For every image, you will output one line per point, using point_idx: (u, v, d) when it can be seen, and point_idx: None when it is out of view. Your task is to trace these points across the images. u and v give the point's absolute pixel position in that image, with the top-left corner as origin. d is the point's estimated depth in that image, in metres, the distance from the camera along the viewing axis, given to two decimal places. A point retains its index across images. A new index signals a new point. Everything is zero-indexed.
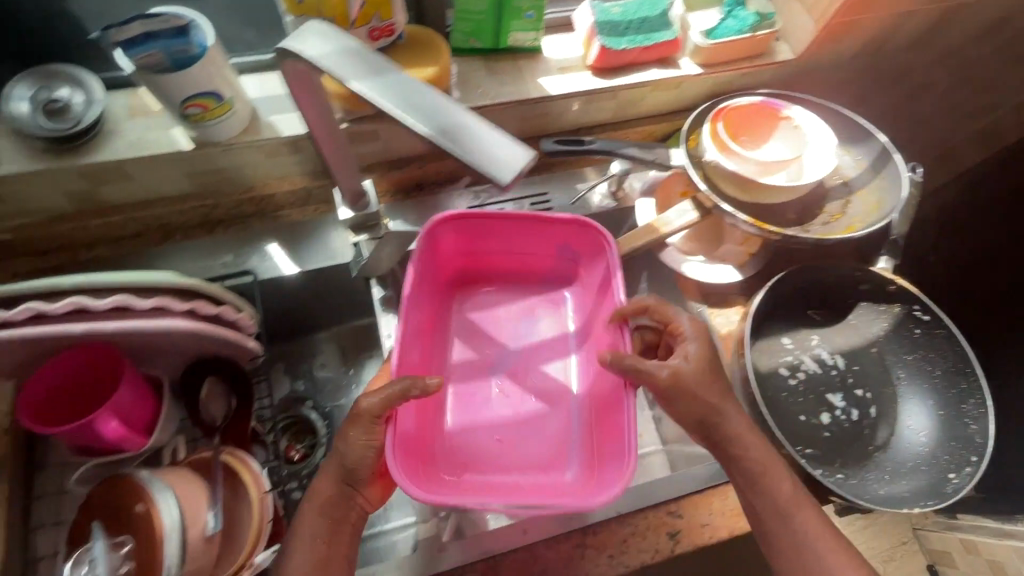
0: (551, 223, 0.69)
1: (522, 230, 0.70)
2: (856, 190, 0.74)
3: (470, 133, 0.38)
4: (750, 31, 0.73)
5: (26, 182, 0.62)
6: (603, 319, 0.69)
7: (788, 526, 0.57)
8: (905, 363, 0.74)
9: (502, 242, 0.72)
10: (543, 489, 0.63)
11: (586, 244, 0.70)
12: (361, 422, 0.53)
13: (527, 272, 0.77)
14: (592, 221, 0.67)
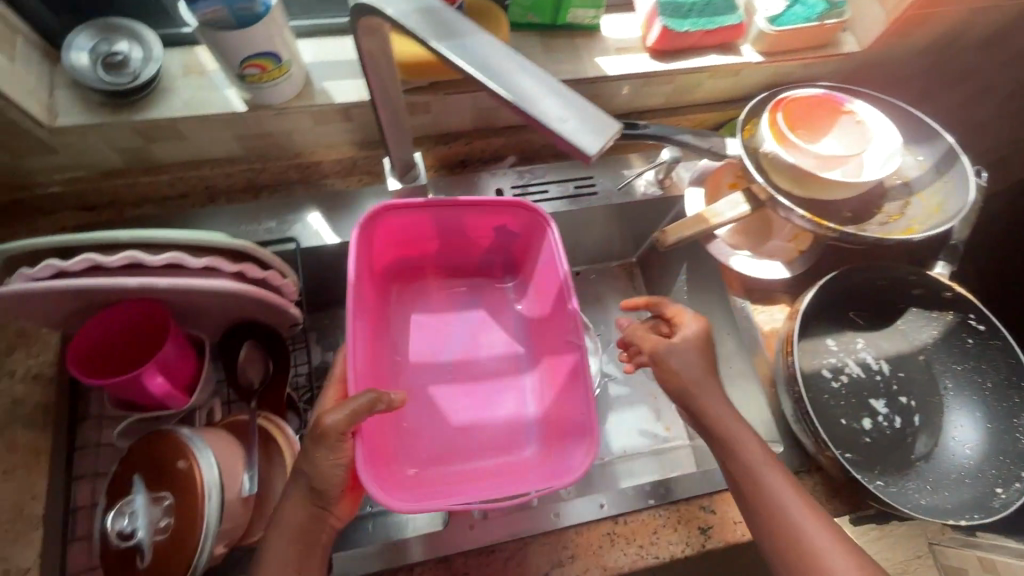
0: (489, 212, 0.67)
1: (461, 221, 0.69)
2: (917, 191, 0.72)
3: (551, 100, 0.37)
4: (818, 19, 0.71)
5: (81, 133, 0.63)
6: (549, 310, 0.71)
7: (787, 523, 0.52)
8: (953, 373, 0.71)
9: (444, 232, 0.71)
10: (505, 467, 0.66)
11: (528, 232, 0.70)
12: (328, 440, 0.50)
13: (467, 260, 0.76)
14: (535, 207, 0.66)
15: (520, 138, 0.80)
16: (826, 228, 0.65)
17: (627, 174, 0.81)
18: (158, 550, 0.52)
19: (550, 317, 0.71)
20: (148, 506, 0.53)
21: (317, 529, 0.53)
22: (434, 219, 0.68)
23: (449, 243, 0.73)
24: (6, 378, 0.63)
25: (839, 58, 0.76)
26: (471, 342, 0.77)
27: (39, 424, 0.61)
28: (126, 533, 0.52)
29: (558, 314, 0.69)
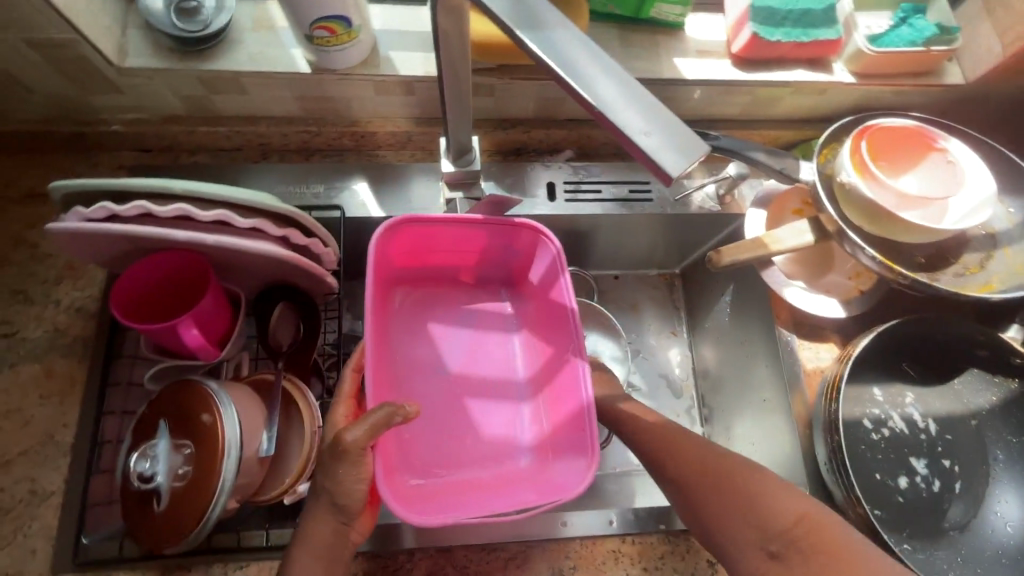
0: (499, 227, 0.66)
1: (469, 233, 0.67)
2: (1003, 245, 0.66)
3: (637, 111, 0.35)
4: (926, 44, 0.66)
5: (147, 77, 0.63)
6: (552, 329, 0.68)
7: (762, 508, 0.50)
8: (1006, 445, 0.66)
9: (449, 243, 0.68)
10: (500, 480, 0.66)
11: (532, 250, 0.68)
12: (349, 456, 0.50)
13: (466, 270, 0.74)
14: (544, 228, 0.64)
15: (580, 132, 0.77)
16: (896, 272, 0.61)
17: (686, 184, 0.77)
18: (175, 496, 0.52)
19: (548, 335, 0.70)
20: (170, 453, 0.54)
21: (340, 547, 0.51)
22: (442, 230, 0.65)
23: (451, 253, 0.70)
24: (52, 307, 0.66)
25: (939, 89, 0.71)
26: (467, 353, 0.74)
27: (75, 354, 0.65)
28: (146, 475, 0.53)
29: (558, 337, 0.67)
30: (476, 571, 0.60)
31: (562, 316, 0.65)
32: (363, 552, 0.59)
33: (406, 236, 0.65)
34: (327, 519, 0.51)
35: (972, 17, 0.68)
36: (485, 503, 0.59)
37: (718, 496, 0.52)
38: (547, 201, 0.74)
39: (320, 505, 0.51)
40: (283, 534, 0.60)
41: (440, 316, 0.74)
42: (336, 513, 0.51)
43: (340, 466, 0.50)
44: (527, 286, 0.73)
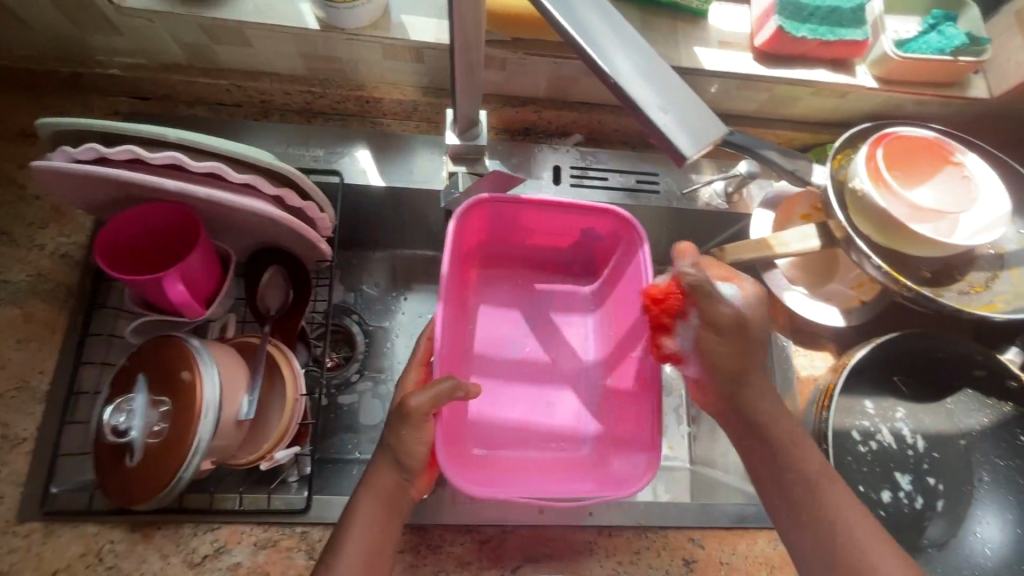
0: (580, 211, 0.65)
1: (551, 215, 0.66)
2: (1010, 266, 0.65)
3: (656, 85, 0.33)
4: (953, 53, 0.64)
5: (148, 19, 0.61)
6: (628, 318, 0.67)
7: (812, 505, 0.50)
8: (993, 467, 0.66)
9: (531, 224, 0.68)
10: (565, 463, 0.65)
11: (614, 236, 0.67)
12: (412, 420, 0.51)
13: (547, 252, 0.73)
14: (626, 212, 0.63)
15: (592, 117, 0.75)
16: (901, 284, 0.59)
17: (695, 179, 0.75)
18: (149, 452, 0.51)
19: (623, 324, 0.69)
20: (146, 408, 0.52)
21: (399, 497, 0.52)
22: (525, 211, 0.65)
23: (533, 234, 0.70)
24: (35, 251, 0.64)
25: (962, 102, 0.69)
26: (544, 333, 0.75)
27: (56, 301, 0.63)
28: (120, 429, 0.52)
29: (631, 327, 0.66)
30: (449, 551, 0.59)
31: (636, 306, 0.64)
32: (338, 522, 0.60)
33: (489, 214, 0.65)
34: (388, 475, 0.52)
35: (1003, 30, 0.66)
36: (547, 484, 0.58)
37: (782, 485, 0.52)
38: (552, 184, 0.72)
39: (383, 455, 0.53)
40: (257, 500, 0.60)
41: (519, 294, 0.75)
42: (398, 469, 0.52)
43: (402, 432, 0.52)
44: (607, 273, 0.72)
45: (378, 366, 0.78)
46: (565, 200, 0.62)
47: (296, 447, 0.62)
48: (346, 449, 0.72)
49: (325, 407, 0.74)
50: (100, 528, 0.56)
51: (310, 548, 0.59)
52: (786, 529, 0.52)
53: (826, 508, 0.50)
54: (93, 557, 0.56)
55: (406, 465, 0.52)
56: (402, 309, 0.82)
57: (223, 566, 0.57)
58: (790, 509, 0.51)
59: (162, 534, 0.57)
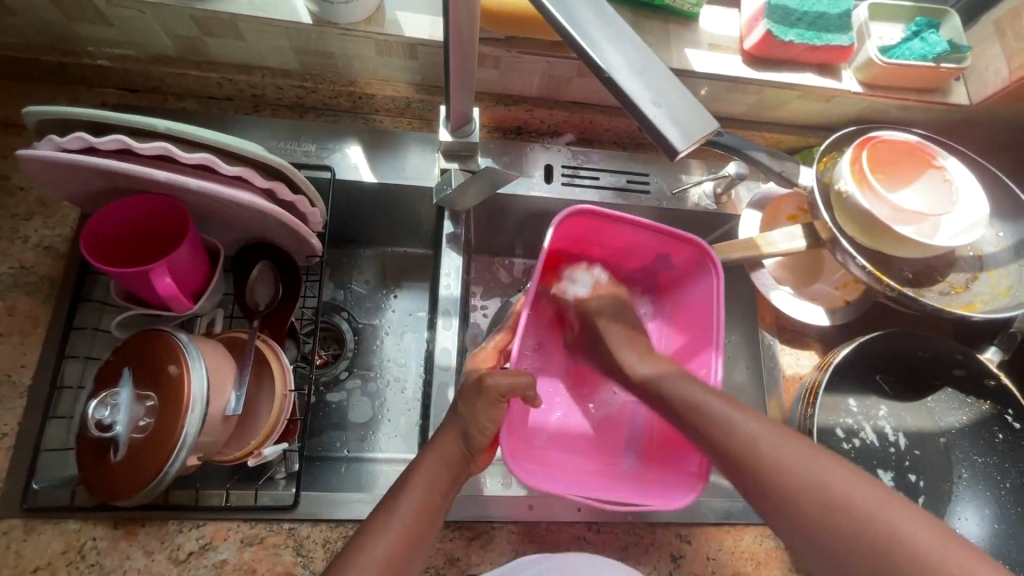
0: (663, 236, 0.66)
1: (635, 235, 0.67)
2: (988, 268, 0.67)
3: (646, 79, 0.34)
4: (935, 60, 0.66)
5: (139, 10, 0.60)
6: (690, 349, 0.67)
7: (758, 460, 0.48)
8: (972, 464, 0.67)
9: (612, 239, 0.69)
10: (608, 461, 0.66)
11: (689, 269, 0.67)
12: (489, 397, 0.54)
13: (615, 268, 0.74)
14: (707, 247, 0.63)
15: (583, 117, 0.75)
16: (883, 284, 0.61)
17: (685, 180, 0.76)
18: (133, 446, 0.50)
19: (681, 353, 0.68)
20: (132, 403, 0.51)
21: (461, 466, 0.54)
22: (609, 227, 0.66)
23: (607, 249, 0.70)
24: (18, 243, 0.63)
25: (943, 108, 0.71)
26: None
27: (39, 294, 0.62)
28: (105, 424, 0.51)
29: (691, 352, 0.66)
30: (438, 548, 0.59)
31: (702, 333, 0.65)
32: (326, 518, 0.59)
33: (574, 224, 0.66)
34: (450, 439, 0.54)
35: (984, 38, 0.68)
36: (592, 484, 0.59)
37: (743, 456, 0.49)
38: (544, 183, 0.73)
39: (451, 426, 0.55)
40: (243, 496, 0.60)
41: None
42: (464, 440, 0.54)
43: (477, 406, 0.54)
44: (670, 299, 0.72)
45: (367, 363, 0.78)
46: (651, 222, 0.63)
47: (284, 443, 0.61)
48: (334, 447, 0.72)
49: (312, 405, 0.73)
50: (82, 525, 0.56)
51: (297, 545, 0.58)
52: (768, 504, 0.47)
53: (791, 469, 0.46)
54: (75, 554, 0.55)
55: (473, 439, 0.54)
56: (392, 307, 0.82)
57: (209, 564, 0.56)
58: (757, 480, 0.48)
59: (146, 531, 0.56)
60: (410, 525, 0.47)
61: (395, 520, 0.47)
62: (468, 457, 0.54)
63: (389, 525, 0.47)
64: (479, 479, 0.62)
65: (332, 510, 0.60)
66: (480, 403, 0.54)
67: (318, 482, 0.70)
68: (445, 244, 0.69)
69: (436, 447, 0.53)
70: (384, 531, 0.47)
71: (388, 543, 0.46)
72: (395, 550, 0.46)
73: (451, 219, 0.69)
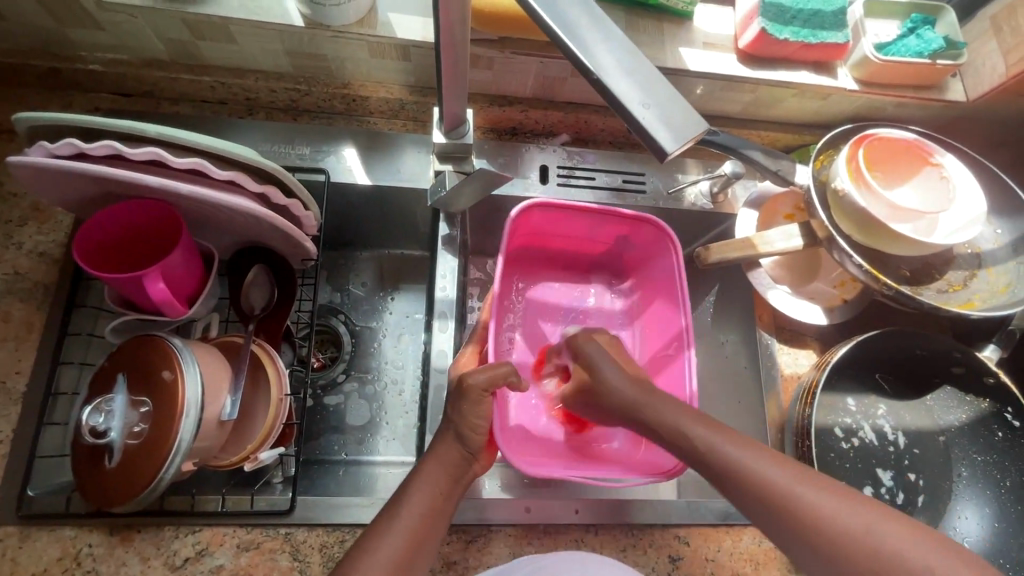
0: (618, 219, 0.68)
1: (591, 222, 0.69)
2: (987, 266, 0.66)
3: (635, 80, 0.33)
4: (931, 56, 0.65)
5: (131, 15, 0.60)
6: (662, 323, 0.70)
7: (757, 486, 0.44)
8: (971, 463, 0.67)
9: (571, 230, 0.71)
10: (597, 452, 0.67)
11: (649, 247, 0.70)
12: (470, 395, 0.54)
13: (580, 256, 0.76)
14: (663, 224, 0.66)
15: (578, 117, 0.75)
16: (881, 283, 0.60)
17: (681, 179, 0.76)
18: (128, 453, 0.49)
19: (655, 329, 0.71)
20: (126, 409, 0.51)
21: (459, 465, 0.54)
22: (567, 217, 0.68)
23: (569, 240, 0.73)
24: (12, 249, 0.63)
25: (940, 104, 0.71)
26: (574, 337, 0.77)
27: (34, 300, 0.62)
28: (99, 430, 0.50)
29: (665, 330, 0.69)
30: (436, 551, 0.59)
31: (673, 316, 0.67)
32: (323, 523, 0.59)
33: (540, 216, 0.68)
34: (441, 442, 0.53)
35: (980, 34, 0.68)
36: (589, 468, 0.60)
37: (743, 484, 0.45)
38: (539, 184, 0.73)
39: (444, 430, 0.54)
40: (240, 501, 0.59)
41: (554, 298, 0.77)
42: (461, 444, 0.53)
43: (463, 407, 0.54)
44: (638, 278, 0.75)
45: (364, 366, 0.77)
46: (608, 208, 0.65)
47: (280, 448, 0.61)
48: (332, 450, 0.72)
49: (308, 408, 0.73)
50: (78, 532, 0.55)
51: (294, 550, 0.58)
52: (782, 538, 0.43)
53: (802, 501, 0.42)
54: (71, 560, 0.55)
55: (468, 439, 0.53)
56: (388, 309, 0.81)
57: (205, 569, 0.56)
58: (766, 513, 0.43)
59: (143, 537, 0.56)
60: (417, 526, 0.48)
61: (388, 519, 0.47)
62: (468, 459, 0.53)
63: (395, 526, 0.47)
64: (478, 482, 0.62)
65: (330, 514, 0.59)
66: (463, 403, 0.54)
67: (317, 486, 0.69)
68: (440, 246, 0.68)
69: (434, 453, 0.53)
70: (391, 530, 0.47)
71: (392, 544, 0.46)
72: (401, 554, 0.45)
73: (446, 221, 0.69)
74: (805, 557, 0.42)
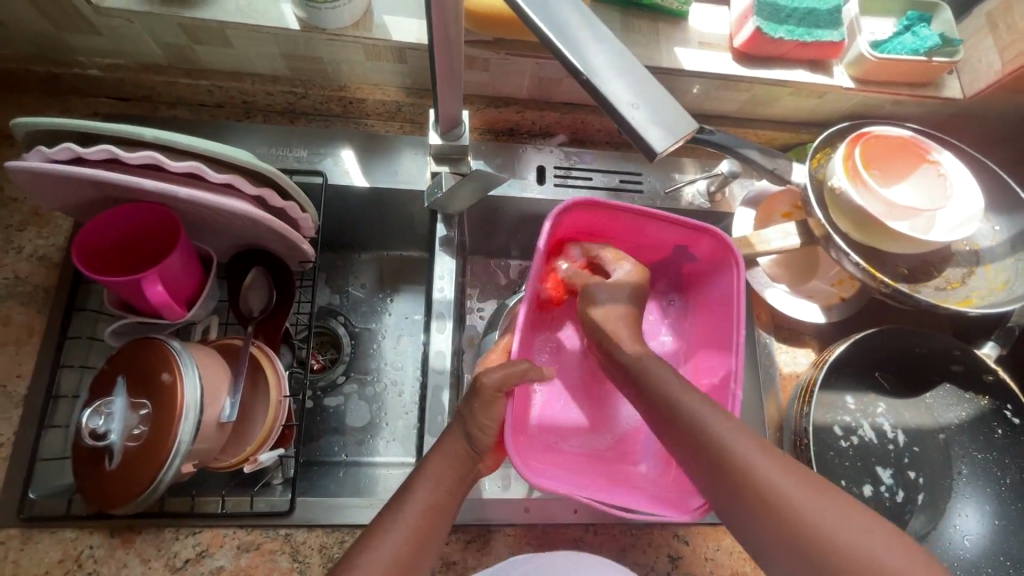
0: (678, 227, 0.63)
1: (647, 226, 0.64)
2: (985, 263, 0.66)
3: (626, 81, 0.33)
4: (927, 54, 0.65)
5: (128, 20, 0.61)
6: (715, 346, 0.63)
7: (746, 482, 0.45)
8: (972, 460, 0.66)
9: (627, 232, 0.65)
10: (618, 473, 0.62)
11: (708, 259, 0.64)
12: (484, 395, 0.53)
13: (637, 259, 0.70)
14: (725, 237, 0.60)
15: (575, 118, 0.75)
16: (879, 280, 0.60)
17: (678, 179, 0.76)
18: (127, 455, 0.50)
19: (707, 349, 0.64)
20: (126, 411, 0.51)
21: None
22: (620, 219, 0.63)
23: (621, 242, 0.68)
24: (13, 254, 0.64)
25: (936, 101, 0.71)
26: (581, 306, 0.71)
27: (33, 304, 0.62)
28: (99, 433, 0.51)
29: (712, 350, 0.63)
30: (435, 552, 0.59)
31: (727, 333, 0.61)
32: (321, 524, 0.59)
33: (586, 216, 0.63)
34: (439, 442, 0.53)
35: (976, 31, 0.68)
36: (598, 488, 0.56)
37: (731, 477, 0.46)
38: (537, 184, 0.73)
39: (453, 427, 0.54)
40: (240, 502, 0.59)
41: None
42: (468, 442, 0.53)
43: (474, 405, 0.53)
44: (695, 292, 0.69)
45: (364, 367, 0.78)
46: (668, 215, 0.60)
47: (279, 450, 0.61)
48: (332, 452, 0.72)
49: (308, 410, 0.73)
50: (78, 533, 0.56)
51: (293, 551, 0.58)
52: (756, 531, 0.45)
53: (808, 514, 0.42)
54: (72, 562, 0.55)
55: (476, 439, 0.53)
56: (388, 310, 0.82)
57: (206, 570, 0.57)
58: (766, 521, 0.44)
59: (143, 538, 0.57)
60: (413, 525, 0.48)
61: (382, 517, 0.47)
62: (473, 457, 0.53)
63: (398, 520, 0.47)
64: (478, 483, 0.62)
65: (330, 515, 0.60)
66: (475, 403, 0.53)
67: (317, 487, 0.70)
68: (438, 247, 0.69)
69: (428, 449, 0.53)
70: (394, 525, 0.47)
71: (383, 539, 0.46)
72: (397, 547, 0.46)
73: (444, 223, 0.69)
74: (770, 549, 0.44)
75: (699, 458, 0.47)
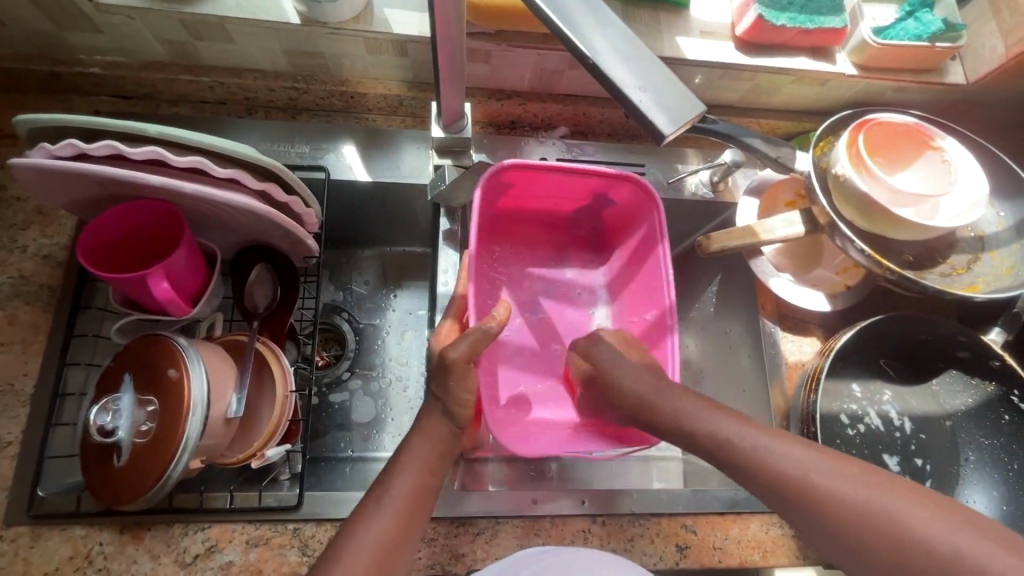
0: (598, 179, 0.67)
1: (567, 181, 0.68)
2: (990, 249, 0.66)
3: (633, 65, 0.33)
4: (930, 39, 0.65)
5: (127, 16, 0.61)
6: (644, 293, 0.69)
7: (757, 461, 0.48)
8: (978, 446, 0.67)
9: (547, 187, 0.70)
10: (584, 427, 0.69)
11: (630, 207, 0.70)
12: (455, 371, 0.53)
13: (563, 214, 0.75)
14: (645, 184, 0.65)
15: (577, 109, 0.75)
16: (884, 267, 0.59)
17: (681, 169, 0.76)
18: (135, 453, 0.49)
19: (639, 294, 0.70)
20: (133, 408, 0.51)
21: None
22: (538, 177, 0.67)
23: (550, 201, 0.72)
24: (17, 253, 0.64)
25: (940, 87, 0.70)
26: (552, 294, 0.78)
27: (39, 302, 0.63)
28: (107, 430, 0.50)
29: (642, 292, 0.69)
30: (443, 545, 0.59)
31: (652, 283, 0.67)
32: (330, 517, 0.60)
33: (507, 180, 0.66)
34: (447, 427, 0.53)
35: (979, 16, 0.67)
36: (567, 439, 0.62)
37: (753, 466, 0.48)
38: None
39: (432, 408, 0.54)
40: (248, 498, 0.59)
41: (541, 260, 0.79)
42: (448, 419, 0.53)
43: (447, 383, 0.53)
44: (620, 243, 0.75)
45: (369, 363, 0.78)
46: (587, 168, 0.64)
47: (287, 446, 0.61)
48: (338, 447, 0.72)
49: (314, 406, 0.73)
50: (88, 531, 0.56)
51: (302, 545, 0.58)
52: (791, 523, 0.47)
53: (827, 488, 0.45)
54: (82, 559, 0.55)
55: (457, 416, 0.53)
56: (391, 305, 0.82)
57: (216, 565, 0.57)
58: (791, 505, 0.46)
59: (152, 535, 0.57)
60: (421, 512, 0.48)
61: (393, 506, 0.47)
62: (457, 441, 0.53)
63: (387, 510, 0.47)
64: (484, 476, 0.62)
65: (336, 508, 0.60)
66: (450, 379, 0.53)
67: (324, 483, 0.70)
68: (441, 241, 0.69)
69: (438, 441, 0.53)
70: (388, 516, 0.47)
71: (389, 528, 0.46)
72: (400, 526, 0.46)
73: (447, 216, 0.69)
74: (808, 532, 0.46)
75: (710, 450, 0.51)
